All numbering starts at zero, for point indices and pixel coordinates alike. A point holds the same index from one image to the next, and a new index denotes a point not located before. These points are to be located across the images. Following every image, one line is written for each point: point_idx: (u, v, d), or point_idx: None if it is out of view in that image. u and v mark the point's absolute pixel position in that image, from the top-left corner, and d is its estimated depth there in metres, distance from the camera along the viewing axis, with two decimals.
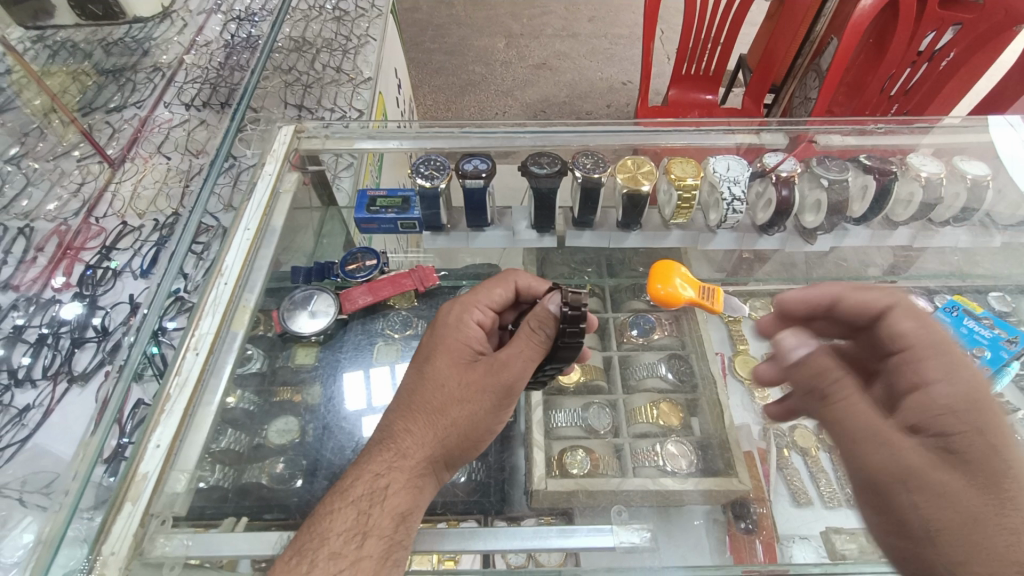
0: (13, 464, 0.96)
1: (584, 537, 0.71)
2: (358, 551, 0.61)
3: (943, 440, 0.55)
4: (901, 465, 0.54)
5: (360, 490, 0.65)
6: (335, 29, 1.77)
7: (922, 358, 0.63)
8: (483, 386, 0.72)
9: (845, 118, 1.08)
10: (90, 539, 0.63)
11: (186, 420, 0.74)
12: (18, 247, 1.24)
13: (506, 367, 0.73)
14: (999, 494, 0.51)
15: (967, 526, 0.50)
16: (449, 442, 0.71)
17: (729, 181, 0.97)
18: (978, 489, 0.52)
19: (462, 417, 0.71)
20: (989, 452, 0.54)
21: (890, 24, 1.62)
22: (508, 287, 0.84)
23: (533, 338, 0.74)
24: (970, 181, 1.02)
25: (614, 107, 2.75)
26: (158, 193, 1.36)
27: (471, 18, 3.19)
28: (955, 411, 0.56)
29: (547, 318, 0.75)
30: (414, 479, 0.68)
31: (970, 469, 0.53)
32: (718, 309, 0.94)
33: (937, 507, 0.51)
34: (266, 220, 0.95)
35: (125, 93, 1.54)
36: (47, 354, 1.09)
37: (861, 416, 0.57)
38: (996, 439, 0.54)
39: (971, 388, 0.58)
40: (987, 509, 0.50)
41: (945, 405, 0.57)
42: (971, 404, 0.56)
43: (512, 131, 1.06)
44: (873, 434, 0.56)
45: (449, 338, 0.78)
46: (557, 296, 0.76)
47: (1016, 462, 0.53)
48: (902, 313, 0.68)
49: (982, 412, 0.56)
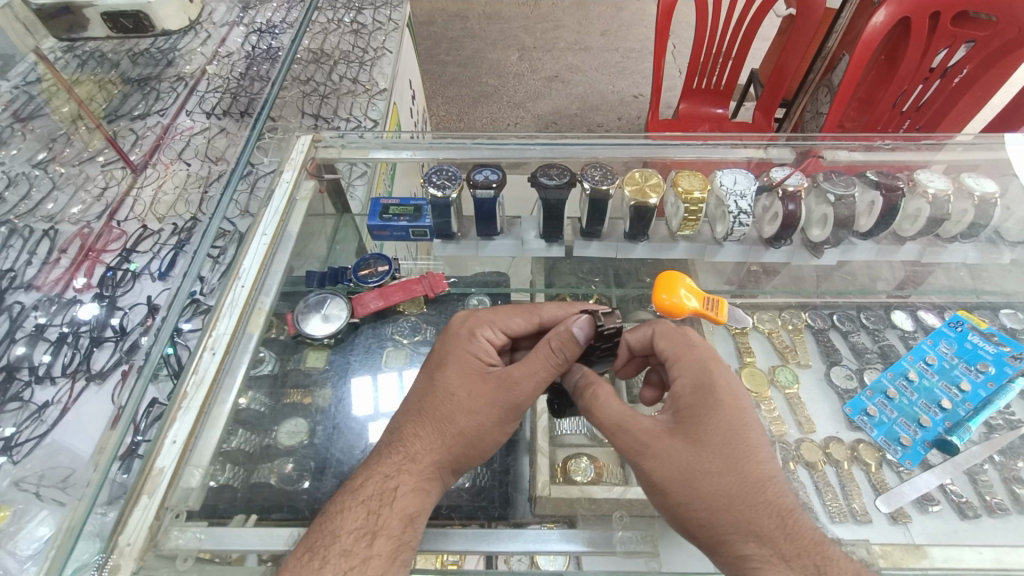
0: (30, 459, 0.98)
1: (588, 542, 0.72)
2: (368, 549, 0.63)
3: (674, 417, 0.71)
4: (636, 442, 0.69)
5: (370, 490, 0.67)
6: (352, 41, 1.82)
7: (675, 355, 0.77)
8: (492, 401, 0.73)
9: (853, 133, 1.09)
10: (103, 535, 0.65)
11: (202, 417, 0.76)
12: (42, 248, 1.28)
13: (516, 385, 0.74)
14: (704, 447, 0.66)
15: (678, 479, 0.65)
16: (455, 450, 0.72)
17: (735, 195, 0.98)
18: (692, 446, 0.66)
19: (469, 427, 0.72)
20: (702, 418, 0.68)
21: (901, 41, 1.63)
22: (529, 318, 0.84)
23: (548, 361, 0.74)
24: (978, 198, 1.02)
25: (625, 120, 2.78)
26: (178, 198, 1.40)
27: (485, 31, 3.24)
28: (682, 396, 0.72)
29: (568, 342, 0.73)
30: (421, 482, 0.69)
31: (689, 433, 0.67)
32: (722, 320, 0.96)
33: (662, 467, 0.66)
34: (283, 226, 0.98)
35: (149, 101, 1.59)
36: (67, 353, 1.13)
37: (612, 411, 0.72)
38: (711, 407, 0.69)
39: (698, 376, 0.73)
40: (697, 462, 0.65)
41: (676, 396, 0.73)
42: (695, 389, 0.72)
43: (522, 143, 1.08)
44: (616, 422, 0.71)
45: (459, 350, 0.79)
46: (585, 318, 0.75)
47: (723, 423, 0.68)
48: (657, 337, 0.81)
49: (701, 391, 0.71)
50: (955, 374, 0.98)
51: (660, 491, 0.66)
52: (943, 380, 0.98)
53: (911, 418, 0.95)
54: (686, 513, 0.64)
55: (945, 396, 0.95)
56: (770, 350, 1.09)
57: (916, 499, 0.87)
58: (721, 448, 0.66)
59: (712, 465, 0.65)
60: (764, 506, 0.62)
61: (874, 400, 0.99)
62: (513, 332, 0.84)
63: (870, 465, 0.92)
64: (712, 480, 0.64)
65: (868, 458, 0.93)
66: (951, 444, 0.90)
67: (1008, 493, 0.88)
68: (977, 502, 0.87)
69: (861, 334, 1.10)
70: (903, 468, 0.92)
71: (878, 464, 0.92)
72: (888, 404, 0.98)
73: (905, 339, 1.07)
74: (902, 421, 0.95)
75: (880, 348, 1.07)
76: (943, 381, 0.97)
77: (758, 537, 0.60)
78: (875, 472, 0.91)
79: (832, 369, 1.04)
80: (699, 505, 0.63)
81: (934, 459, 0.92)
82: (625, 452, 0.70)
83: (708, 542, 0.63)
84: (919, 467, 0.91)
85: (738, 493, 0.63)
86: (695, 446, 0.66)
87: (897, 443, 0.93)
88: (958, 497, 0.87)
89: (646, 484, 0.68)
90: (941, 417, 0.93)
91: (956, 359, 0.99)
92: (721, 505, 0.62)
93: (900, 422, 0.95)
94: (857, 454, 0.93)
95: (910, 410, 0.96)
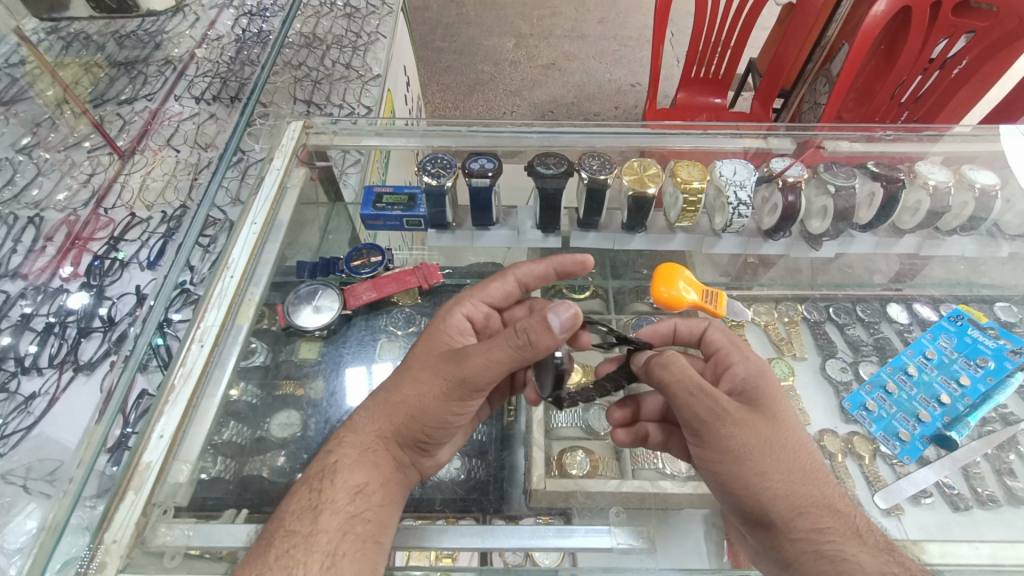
0: (17, 451, 0.97)
1: (583, 538, 0.71)
2: (313, 526, 0.62)
3: (745, 395, 0.71)
4: (719, 406, 0.65)
5: (314, 471, 0.68)
6: (345, 25, 1.78)
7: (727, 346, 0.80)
8: (438, 373, 0.69)
9: (854, 124, 1.08)
10: (92, 528, 0.64)
11: (190, 410, 0.75)
12: (27, 236, 1.25)
13: (466, 359, 0.67)
14: (781, 423, 0.67)
15: (761, 450, 0.64)
16: (396, 420, 0.70)
17: (735, 185, 0.96)
18: (770, 421, 0.66)
19: (411, 396, 0.70)
20: (773, 398, 0.70)
21: (901, 31, 1.62)
22: (504, 281, 0.86)
23: (509, 343, 0.65)
24: (978, 191, 1.01)
25: (622, 108, 2.75)
26: (167, 186, 1.38)
27: (481, 17, 3.19)
28: (748, 378, 0.73)
29: (533, 325, 0.63)
30: (365, 454, 0.68)
31: (766, 410, 0.68)
32: (721, 313, 0.95)
33: (745, 436, 0.64)
34: (274, 214, 0.95)
35: (136, 85, 1.55)
36: (54, 343, 1.10)
37: (691, 374, 0.67)
38: (776, 390, 0.71)
39: (760, 363, 0.75)
40: (778, 436, 0.65)
41: (743, 377, 0.74)
42: (761, 373, 0.73)
43: (519, 131, 1.06)
44: (697, 386, 0.66)
45: (434, 326, 0.79)
46: (573, 313, 0.64)
47: (788, 406, 0.70)
48: (714, 329, 0.85)
49: (764, 376, 0.73)
50: (955, 369, 0.98)
51: (738, 459, 0.63)
52: (942, 375, 0.98)
53: (910, 413, 0.95)
54: (765, 483, 0.63)
55: (943, 391, 0.96)
56: (766, 343, 1.07)
57: (912, 494, 0.87)
58: (794, 427, 0.67)
59: (791, 441, 0.65)
60: (828, 484, 0.65)
61: (873, 394, 0.99)
62: (493, 301, 0.85)
63: (864, 458, 0.92)
64: (790, 455, 0.64)
65: (863, 451, 0.92)
66: (950, 439, 0.90)
67: (1001, 486, 0.88)
68: (968, 495, 0.87)
69: (857, 327, 1.09)
70: (900, 463, 0.91)
71: (872, 457, 0.92)
72: (887, 399, 0.98)
73: (902, 333, 1.06)
74: (901, 417, 0.95)
75: (875, 340, 1.06)
76: (942, 375, 0.98)
77: (831, 512, 0.62)
78: (869, 465, 0.91)
79: (827, 362, 1.04)
80: (780, 476, 0.63)
81: (930, 455, 0.91)
82: (699, 416, 0.65)
83: (784, 512, 0.61)
84: (917, 463, 0.91)
85: (811, 470, 0.64)
86: (774, 422, 0.67)
87: (895, 438, 0.93)
88: (950, 490, 0.87)
89: (719, 453, 0.65)
90: (939, 412, 0.94)
91: (955, 353, 1.00)
92: (798, 479, 0.63)
93: (899, 417, 0.95)
94: (851, 447, 0.93)
95: (909, 405, 0.96)
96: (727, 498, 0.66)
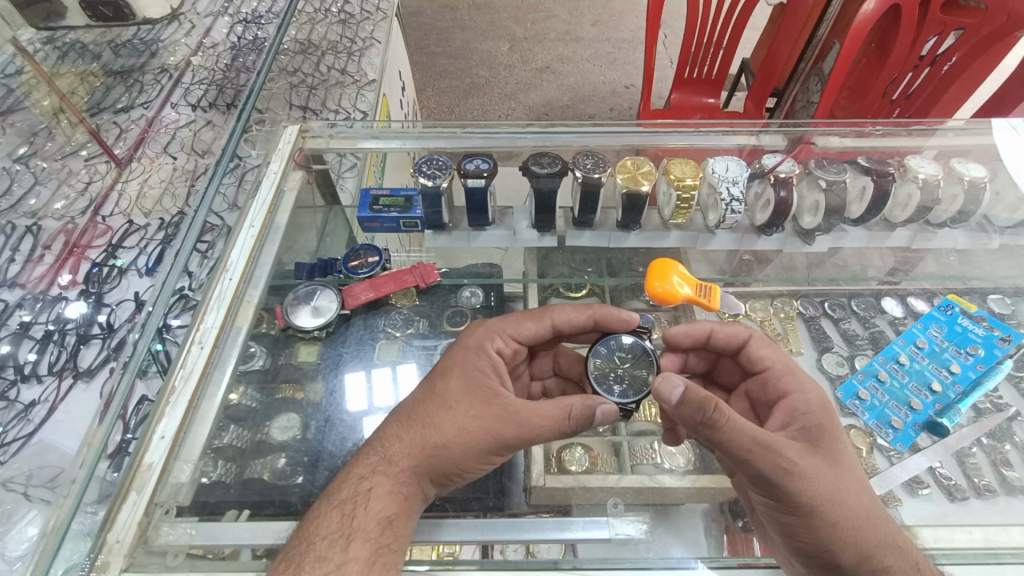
0: (18, 458, 0.97)
1: (581, 529, 0.74)
2: (344, 554, 0.62)
3: (806, 432, 0.69)
4: (787, 463, 0.63)
5: (346, 493, 0.67)
6: (340, 31, 1.79)
7: (778, 376, 0.78)
8: (485, 426, 0.70)
9: (844, 120, 1.09)
10: (93, 533, 0.65)
11: (191, 412, 0.76)
12: (25, 244, 1.26)
13: (517, 420, 0.71)
14: (844, 465, 0.66)
15: (830, 500, 0.62)
16: (432, 459, 0.69)
17: (728, 182, 0.97)
18: (835, 466, 0.65)
19: (453, 441, 0.69)
20: (832, 438, 0.68)
21: (892, 28, 1.63)
22: (539, 321, 0.84)
23: (561, 423, 0.71)
24: (967, 183, 1.03)
25: (617, 110, 2.77)
26: (164, 192, 1.38)
27: (475, 22, 3.21)
28: (811, 412, 0.71)
29: (582, 410, 0.72)
30: (398, 486, 0.68)
31: (830, 452, 0.67)
32: (715, 307, 0.97)
33: (819, 491, 0.62)
34: (271, 217, 0.96)
35: (133, 94, 1.56)
36: (53, 351, 1.11)
37: (748, 432, 0.63)
38: (837, 427, 0.70)
39: (820, 394, 0.73)
40: (844, 482, 0.64)
41: (807, 407, 0.71)
42: (822, 406, 0.71)
43: (514, 132, 1.07)
44: (760, 443, 0.63)
45: (466, 360, 0.77)
46: (610, 406, 0.72)
47: (846, 441, 0.69)
48: (758, 341, 0.81)
49: (828, 409, 0.71)
50: (945, 357, 0.99)
51: (810, 513, 0.62)
52: (933, 364, 0.99)
53: (901, 402, 0.96)
54: (837, 534, 0.62)
55: (935, 379, 0.97)
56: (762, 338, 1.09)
57: (905, 481, 0.87)
58: (854, 466, 0.67)
59: (856, 485, 0.65)
60: (889, 519, 0.66)
61: (865, 383, 1.00)
62: (524, 339, 0.84)
63: (862, 450, 0.92)
64: (858, 499, 0.64)
65: (859, 443, 0.92)
66: (941, 427, 0.91)
67: (996, 475, 0.89)
68: (965, 485, 0.88)
69: (852, 320, 1.11)
70: (894, 452, 0.92)
71: (869, 449, 0.92)
72: (879, 388, 0.99)
73: (895, 325, 1.08)
74: (892, 405, 0.97)
75: (870, 334, 1.08)
76: (933, 364, 0.99)
77: (895, 550, 0.64)
78: (866, 457, 0.91)
79: (824, 356, 1.05)
80: (850, 524, 0.63)
81: (923, 442, 0.93)
82: (765, 474, 0.63)
83: (852, 557, 0.63)
84: (909, 450, 0.92)
85: (874, 510, 0.65)
86: (837, 466, 0.65)
87: (888, 426, 0.94)
88: (946, 480, 0.88)
89: (790, 504, 0.63)
90: (931, 399, 0.95)
91: (946, 342, 1.01)
92: (866, 521, 0.64)
93: (891, 405, 0.97)
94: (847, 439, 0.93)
95: (901, 393, 0.98)
96: (792, 544, 0.65)
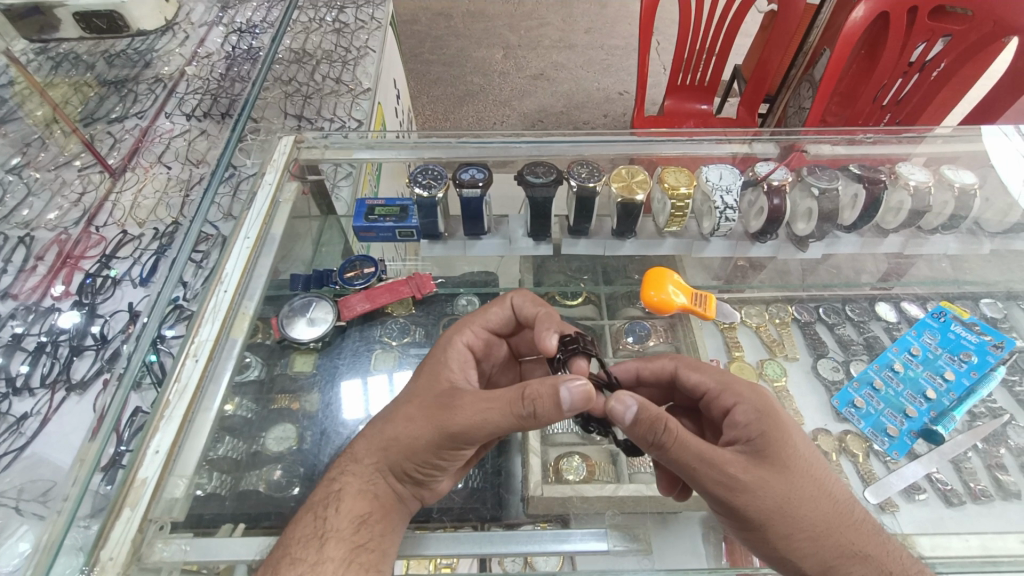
0: (9, 471, 0.96)
1: (579, 541, 0.72)
2: (319, 554, 0.63)
3: (751, 444, 0.67)
4: (730, 481, 0.63)
5: (318, 496, 0.69)
6: (335, 40, 1.79)
7: (717, 391, 0.75)
8: (431, 416, 0.67)
9: (835, 128, 1.11)
10: (86, 548, 0.64)
11: (186, 426, 0.75)
12: (17, 255, 1.25)
13: (458, 406, 0.66)
14: (793, 473, 0.64)
15: (779, 512, 0.62)
16: (390, 455, 0.68)
17: (721, 190, 0.98)
18: (783, 476, 0.64)
19: (403, 435, 0.68)
20: (784, 446, 0.66)
21: (881, 35, 1.65)
22: (503, 306, 0.86)
23: (511, 406, 0.64)
24: (958, 190, 1.04)
25: (611, 116, 2.79)
26: (159, 203, 1.38)
27: (470, 30, 3.23)
28: (752, 422, 0.68)
29: (538, 392, 0.63)
30: (367, 485, 0.68)
31: (776, 462, 0.64)
32: (711, 315, 0.97)
33: (764, 504, 0.62)
34: (266, 228, 0.96)
35: (127, 104, 1.56)
36: (46, 362, 1.10)
37: (692, 450, 0.63)
38: (783, 431, 0.67)
39: (759, 401, 0.70)
40: (794, 491, 0.63)
41: (747, 418, 0.69)
42: (762, 414, 0.69)
43: (509, 141, 1.07)
44: (702, 461, 0.63)
45: (433, 356, 0.79)
46: (580, 383, 0.63)
47: (798, 444, 0.67)
48: (686, 369, 0.80)
49: (768, 415, 0.68)
50: (939, 364, 1.00)
51: (759, 526, 0.63)
52: (927, 371, 1.00)
53: (897, 409, 0.97)
54: (791, 544, 0.62)
55: (929, 386, 0.98)
56: (758, 344, 1.09)
57: (903, 489, 0.87)
58: (807, 471, 0.65)
59: (808, 492, 0.64)
60: (853, 522, 0.64)
61: (861, 391, 1.00)
62: (492, 327, 0.86)
63: (858, 456, 0.93)
64: (811, 507, 0.63)
65: (855, 449, 0.93)
66: (937, 433, 0.92)
67: (991, 480, 0.90)
68: (962, 490, 0.88)
69: (846, 326, 1.11)
70: (891, 459, 0.92)
71: (865, 454, 0.93)
72: (874, 395, 0.99)
73: (889, 331, 1.08)
74: (888, 412, 0.97)
75: (865, 339, 1.08)
76: (928, 371, 1.00)
77: (864, 561, 0.61)
78: (862, 463, 0.92)
79: (820, 362, 1.06)
80: (804, 534, 0.62)
81: (921, 449, 0.93)
82: (711, 492, 0.64)
83: (814, 566, 0.62)
84: (906, 457, 0.92)
85: (832, 515, 0.63)
86: (789, 476, 0.64)
87: (884, 434, 0.95)
88: (943, 485, 0.88)
89: (741, 520, 0.64)
90: (926, 407, 0.95)
91: (939, 349, 1.02)
92: (826, 528, 0.63)
93: (886, 413, 0.97)
94: (845, 445, 0.94)
95: (896, 401, 0.98)
96: (756, 553, 0.66)
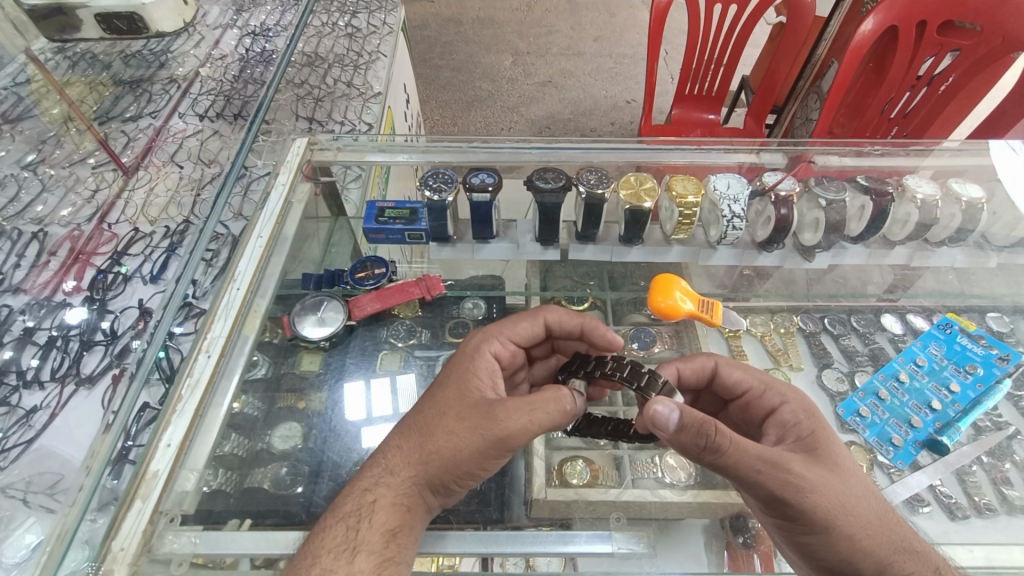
0: (19, 463, 0.97)
1: (584, 543, 0.75)
2: (349, 565, 0.62)
3: (801, 443, 0.69)
4: (794, 478, 0.63)
5: (350, 506, 0.67)
6: (347, 44, 1.82)
7: (759, 394, 0.79)
8: (473, 427, 0.69)
9: (842, 140, 1.12)
10: (94, 542, 0.64)
11: (197, 421, 0.77)
12: (31, 250, 1.26)
13: (502, 416, 0.69)
14: (845, 471, 0.66)
15: (841, 508, 0.62)
16: (430, 468, 0.68)
17: (728, 200, 0.99)
18: (838, 474, 0.65)
19: (446, 446, 0.69)
20: (831, 444, 0.69)
21: (890, 48, 1.66)
22: (535, 322, 0.88)
23: (553, 406, 0.71)
24: (965, 204, 1.03)
25: (618, 124, 2.80)
26: (170, 201, 1.39)
27: (479, 36, 3.26)
28: (801, 422, 0.72)
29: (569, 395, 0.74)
30: (401, 497, 0.67)
31: (827, 459, 0.66)
32: (717, 322, 0.99)
33: (826, 500, 0.62)
34: (279, 229, 0.98)
35: (141, 103, 1.58)
36: (56, 357, 1.11)
37: (751, 451, 0.64)
38: (828, 430, 0.71)
39: (803, 402, 0.75)
40: (850, 487, 0.64)
41: (795, 418, 0.73)
42: (808, 415, 0.73)
43: (518, 147, 1.08)
44: (764, 461, 0.63)
45: (462, 367, 0.79)
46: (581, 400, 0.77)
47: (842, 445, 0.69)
48: (728, 366, 0.82)
49: (815, 414, 0.73)
50: (945, 376, 1.01)
51: (826, 528, 0.61)
52: (933, 382, 1.00)
53: (902, 419, 0.97)
54: (854, 544, 0.61)
55: (935, 397, 0.98)
56: (763, 353, 1.10)
57: (908, 499, 0.88)
58: (855, 470, 0.67)
59: (861, 488, 0.65)
60: (900, 521, 0.65)
61: (866, 401, 1.00)
62: (519, 340, 0.87)
63: (863, 467, 0.92)
64: (866, 504, 0.63)
65: (860, 460, 0.93)
66: (941, 444, 0.92)
67: (996, 494, 0.90)
68: (966, 503, 0.88)
69: (852, 337, 1.11)
70: (896, 469, 0.92)
71: (870, 465, 0.92)
72: (879, 405, 0.99)
73: (895, 342, 1.08)
74: (893, 422, 0.97)
75: (870, 350, 1.08)
76: (933, 382, 1.00)
77: (912, 555, 0.62)
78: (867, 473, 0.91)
79: (824, 372, 1.06)
80: (864, 531, 0.62)
81: (923, 460, 0.93)
82: (773, 493, 0.63)
83: (869, 566, 0.61)
84: (910, 467, 0.92)
85: (884, 513, 0.64)
86: (841, 474, 0.65)
87: (889, 444, 0.95)
88: (947, 498, 0.89)
89: (802, 522, 0.63)
90: (932, 417, 0.96)
91: (945, 361, 1.02)
92: (879, 527, 0.63)
93: (892, 422, 0.97)
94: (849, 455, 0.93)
95: (902, 410, 0.98)
96: (813, 560, 0.64)
